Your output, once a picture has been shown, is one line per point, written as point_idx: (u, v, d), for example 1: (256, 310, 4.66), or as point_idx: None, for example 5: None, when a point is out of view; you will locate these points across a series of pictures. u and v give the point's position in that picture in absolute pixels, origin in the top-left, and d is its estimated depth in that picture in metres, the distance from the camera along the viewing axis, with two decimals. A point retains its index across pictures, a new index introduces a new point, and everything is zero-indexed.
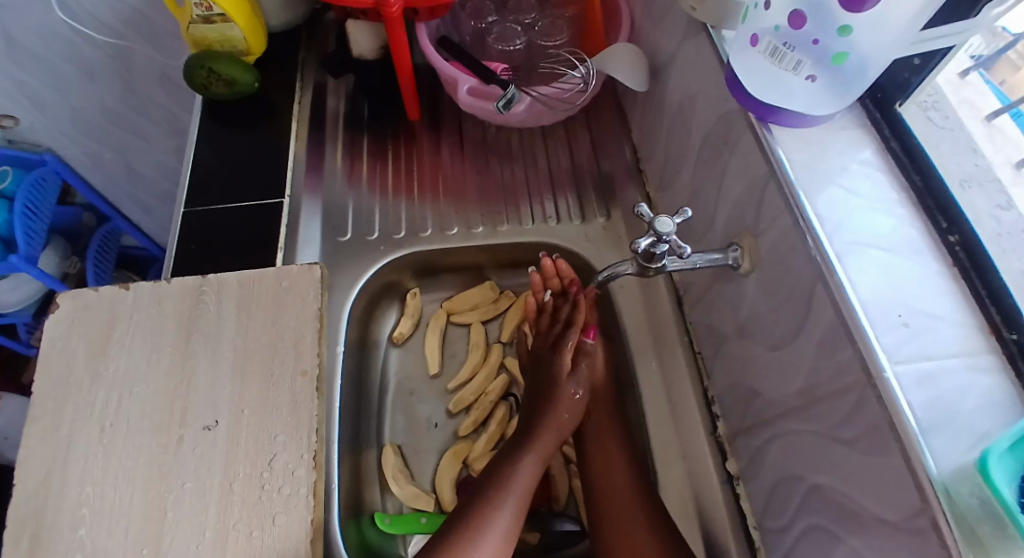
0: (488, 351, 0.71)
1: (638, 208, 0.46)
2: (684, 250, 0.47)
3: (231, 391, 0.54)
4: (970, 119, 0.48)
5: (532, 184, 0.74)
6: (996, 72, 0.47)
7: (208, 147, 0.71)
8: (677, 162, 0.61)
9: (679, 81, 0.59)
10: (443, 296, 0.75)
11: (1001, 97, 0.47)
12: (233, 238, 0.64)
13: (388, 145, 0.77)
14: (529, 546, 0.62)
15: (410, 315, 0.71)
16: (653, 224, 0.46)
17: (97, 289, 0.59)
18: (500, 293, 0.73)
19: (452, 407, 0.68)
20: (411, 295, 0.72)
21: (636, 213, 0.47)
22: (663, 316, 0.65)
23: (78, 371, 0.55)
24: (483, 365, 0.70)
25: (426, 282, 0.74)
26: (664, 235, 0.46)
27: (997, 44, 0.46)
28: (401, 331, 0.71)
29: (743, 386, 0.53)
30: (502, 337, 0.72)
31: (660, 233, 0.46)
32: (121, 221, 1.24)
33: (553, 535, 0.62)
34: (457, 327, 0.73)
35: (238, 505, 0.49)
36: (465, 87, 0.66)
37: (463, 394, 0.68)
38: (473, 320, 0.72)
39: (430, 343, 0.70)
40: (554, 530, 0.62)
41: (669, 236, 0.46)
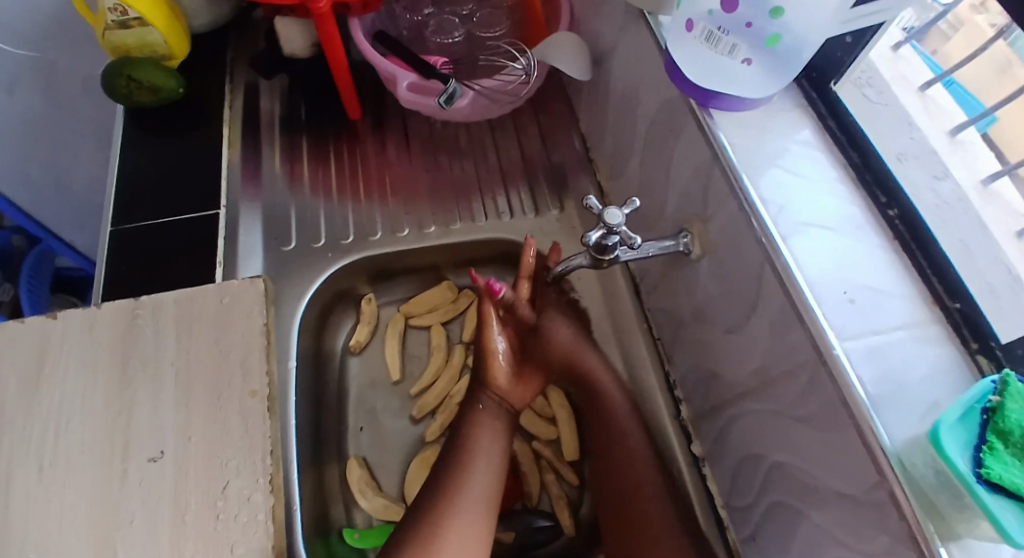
0: (451, 353, 0.70)
1: (586, 201, 0.45)
2: (636, 240, 0.47)
3: (175, 419, 0.51)
4: (905, 92, 0.49)
5: (483, 180, 0.72)
6: (928, 43, 0.48)
7: (137, 159, 0.67)
8: (625, 150, 0.61)
9: (621, 68, 0.58)
10: (399, 298, 0.73)
11: (934, 67, 0.48)
12: (171, 256, 0.61)
13: (330, 147, 0.74)
14: (504, 545, 0.61)
15: (366, 322, 0.69)
16: (603, 216, 0.45)
17: (23, 319, 0.55)
18: (459, 292, 0.72)
19: (416, 413, 0.67)
20: (366, 300, 0.70)
21: (586, 205, 0.46)
22: (623, 306, 0.65)
23: (7, 409, 0.51)
24: (445, 366, 0.69)
25: (381, 286, 0.72)
26: (614, 226, 0.45)
27: (928, 16, 0.46)
28: (359, 338, 0.69)
29: (702, 369, 0.54)
30: (463, 336, 0.71)
31: (610, 224, 0.46)
32: (54, 242, 1.17)
33: (528, 534, 0.61)
34: (417, 330, 0.71)
35: (193, 537, 0.47)
36: (405, 83, 0.64)
37: (427, 398, 0.67)
38: (432, 322, 0.70)
39: (390, 349, 0.69)
40: (529, 529, 0.61)
41: (620, 227, 0.46)
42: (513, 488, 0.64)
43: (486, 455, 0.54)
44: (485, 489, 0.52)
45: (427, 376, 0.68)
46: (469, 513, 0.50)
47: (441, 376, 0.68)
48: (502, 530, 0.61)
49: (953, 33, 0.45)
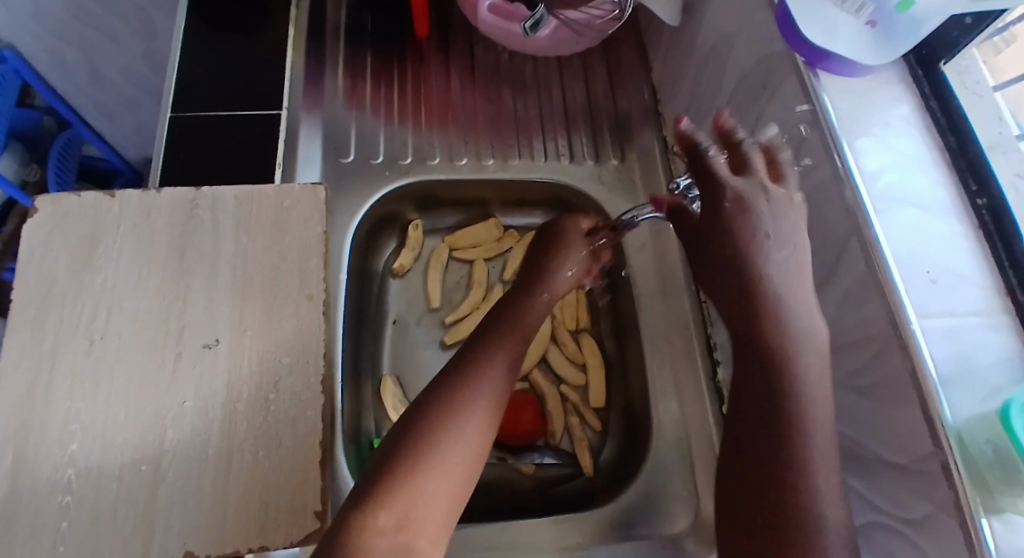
0: (489, 290, 0.70)
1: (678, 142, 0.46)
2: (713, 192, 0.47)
3: (231, 309, 0.52)
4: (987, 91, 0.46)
5: (546, 119, 0.71)
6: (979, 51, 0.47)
7: (199, 49, 0.65)
8: (702, 105, 0.60)
9: (715, 18, 0.56)
10: (445, 228, 0.72)
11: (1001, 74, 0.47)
12: (228, 152, 0.60)
13: (393, 64, 0.72)
14: (524, 475, 0.63)
15: (411, 248, 0.69)
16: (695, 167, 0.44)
17: (80, 194, 0.54)
18: (504, 231, 0.71)
19: (447, 340, 0.67)
20: (413, 227, 0.70)
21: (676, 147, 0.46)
22: (673, 265, 0.65)
23: (61, 281, 0.51)
24: (482, 302, 0.69)
25: (428, 214, 0.72)
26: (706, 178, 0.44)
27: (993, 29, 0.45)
28: (403, 263, 0.69)
29: None
30: (503, 276, 0.71)
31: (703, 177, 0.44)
32: (84, 129, 1.16)
33: (547, 471, 0.64)
34: (459, 263, 0.71)
35: (244, 425, 0.48)
36: (487, 4, 0.63)
37: (460, 328, 0.67)
38: (476, 257, 0.70)
39: (432, 277, 0.69)
40: (547, 465, 0.64)
41: None
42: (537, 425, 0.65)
43: (471, 424, 0.40)
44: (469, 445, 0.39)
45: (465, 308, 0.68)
46: (442, 474, 0.37)
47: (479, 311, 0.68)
48: (524, 461, 0.64)
49: (1006, 47, 0.46)
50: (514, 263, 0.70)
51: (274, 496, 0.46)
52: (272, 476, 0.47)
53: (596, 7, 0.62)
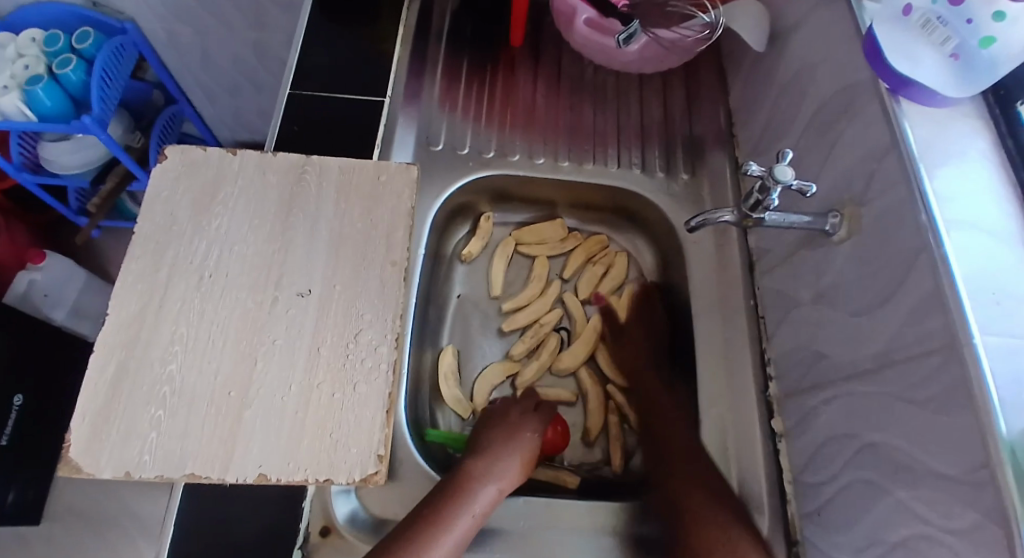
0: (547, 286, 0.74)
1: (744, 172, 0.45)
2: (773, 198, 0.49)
3: (325, 264, 0.57)
4: None
5: (622, 130, 0.75)
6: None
7: (317, 38, 0.73)
8: (777, 129, 0.63)
9: (799, 48, 0.60)
10: (514, 223, 0.77)
11: None
12: (335, 129, 0.67)
13: (486, 65, 0.77)
14: (570, 489, 0.63)
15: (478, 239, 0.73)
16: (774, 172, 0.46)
17: (205, 148, 0.61)
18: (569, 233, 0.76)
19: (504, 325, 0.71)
20: (485, 217, 0.74)
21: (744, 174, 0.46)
22: (732, 276, 0.66)
23: (181, 222, 0.57)
24: (540, 297, 0.72)
25: (500, 207, 0.76)
26: (783, 182, 0.46)
27: None
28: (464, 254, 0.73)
29: (808, 349, 0.56)
30: (563, 274, 0.74)
31: (780, 181, 0.46)
32: (187, 107, 1.27)
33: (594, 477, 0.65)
34: (523, 257, 0.75)
35: (324, 367, 0.53)
36: (584, 18, 0.69)
37: (518, 316, 0.71)
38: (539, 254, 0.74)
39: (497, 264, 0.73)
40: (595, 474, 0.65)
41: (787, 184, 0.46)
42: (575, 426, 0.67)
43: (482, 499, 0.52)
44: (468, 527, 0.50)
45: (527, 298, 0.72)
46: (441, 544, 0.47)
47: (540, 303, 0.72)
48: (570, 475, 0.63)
49: None
50: (575, 264, 0.74)
51: (344, 433, 0.50)
52: (345, 417, 0.51)
53: (688, 27, 0.68)
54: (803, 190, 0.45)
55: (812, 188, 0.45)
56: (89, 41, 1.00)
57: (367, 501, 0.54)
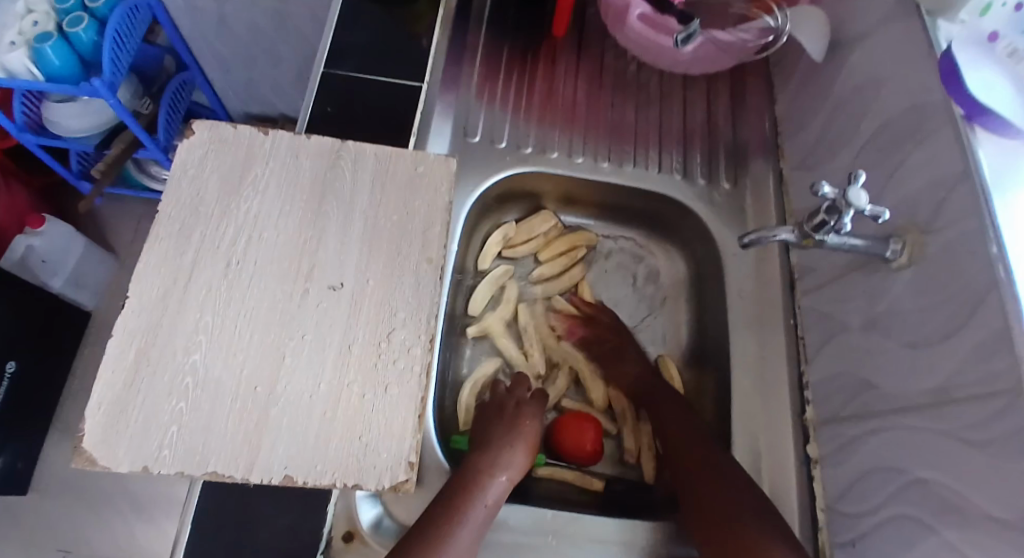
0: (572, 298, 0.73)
1: (818, 191, 0.44)
2: (843, 225, 0.47)
3: (359, 257, 0.54)
4: None
5: (665, 132, 0.72)
6: None
7: (355, 16, 0.69)
8: (833, 145, 0.61)
9: (863, 63, 0.58)
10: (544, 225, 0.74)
11: None
12: (372, 115, 0.64)
13: (527, 57, 0.74)
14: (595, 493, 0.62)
15: (500, 238, 0.70)
16: (849, 195, 0.45)
17: (236, 126, 0.58)
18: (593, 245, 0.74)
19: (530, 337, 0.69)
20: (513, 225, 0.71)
21: (817, 194, 0.45)
22: (772, 295, 0.64)
23: (208, 203, 0.54)
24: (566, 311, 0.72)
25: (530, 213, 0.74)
26: (857, 207, 0.45)
27: None
28: (485, 258, 0.70)
29: (854, 376, 0.54)
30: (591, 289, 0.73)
31: (852, 205, 0.45)
32: (199, 74, 1.22)
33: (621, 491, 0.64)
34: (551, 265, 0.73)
35: (355, 367, 0.50)
36: (637, 13, 0.66)
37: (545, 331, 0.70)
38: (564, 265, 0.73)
39: (480, 294, 0.69)
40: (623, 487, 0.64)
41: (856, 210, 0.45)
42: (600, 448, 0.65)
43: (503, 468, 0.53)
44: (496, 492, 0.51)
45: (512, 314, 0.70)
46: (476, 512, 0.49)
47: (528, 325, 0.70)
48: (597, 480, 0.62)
49: None
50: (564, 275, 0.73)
51: (371, 436, 0.48)
52: (374, 420, 0.48)
53: (748, 30, 0.68)
54: (876, 217, 0.44)
55: (885, 216, 0.44)
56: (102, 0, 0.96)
57: (392, 509, 0.52)
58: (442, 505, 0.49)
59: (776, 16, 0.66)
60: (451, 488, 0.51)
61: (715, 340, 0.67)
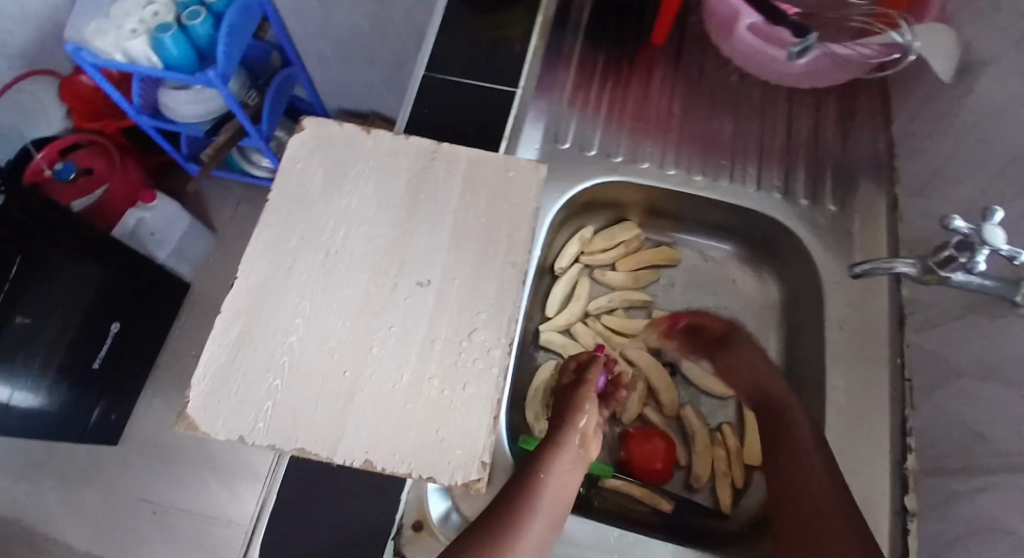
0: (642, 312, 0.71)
1: (948, 225, 0.40)
2: (976, 264, 0.43)
3: (446, 257, 0.55)
4: None
5: (765, 147, 0.69)
6: None
7: (456, 20, 0.70)
8: (958, 172, 0.56)
9: (999, 84, 0.53)
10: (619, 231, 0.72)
11: None
12: (468, 117, 0.65)
13: (625, 63, 0.73)
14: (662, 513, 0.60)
15: (578, 240, 0.70)
16: (984, 234, 0.40)
17: (341, 123, 0.60)
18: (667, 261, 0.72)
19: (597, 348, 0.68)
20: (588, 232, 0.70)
21: (947, 228, 0.41)
22: (877, 330, 0.60)
23: (311, 194, 0.57)
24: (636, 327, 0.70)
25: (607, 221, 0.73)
26: (993, 246, 0.40)
27: None
28: (563, 259, 0.70)
29: (964, 425, 0.50)
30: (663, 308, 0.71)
31: (987, 243, 0.40)
32: (301, 72, 1.28)
33: (690, 517, 0.61)
34: (621, 276, 0.71)
35: (436, 363, 0.51)
36: (747, 22, 0.65)
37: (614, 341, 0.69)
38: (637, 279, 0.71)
39: (560, 288, 0.69)
40: (693, 512, 0.61)
41: (992, 249, 0.41)
42: (666, 471, 0.62)
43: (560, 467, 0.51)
44: (555, 496, 0.49)
45: (574, 330, 0.69)
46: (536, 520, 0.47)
47: (592, 345, 0.69)
48: (667, 499, 0.60)
49: None
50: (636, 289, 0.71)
51: (450, 433, 0.48)
52: (451, 418, 0.49)
53: (868, 45, 0.64)
54: (1013, 258, 0.40)
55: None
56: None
57: (460, 504, 0.53)
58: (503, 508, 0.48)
59: (901, 31, 0.61)
60: (508, 491, 0.50)
61: (806, 371, 0.63)
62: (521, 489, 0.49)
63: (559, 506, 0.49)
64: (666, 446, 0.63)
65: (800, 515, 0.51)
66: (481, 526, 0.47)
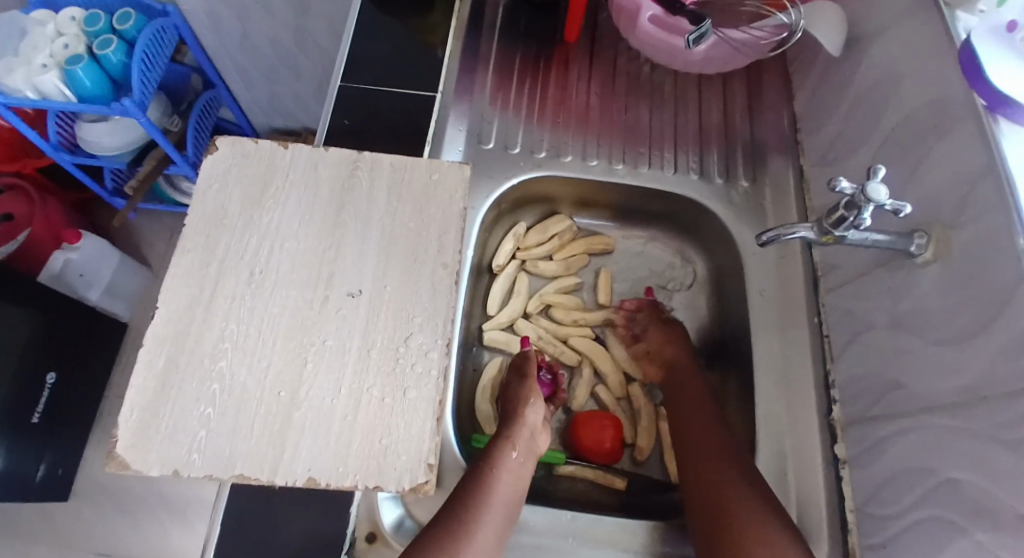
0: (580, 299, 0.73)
1: (835, 187, 0.43)
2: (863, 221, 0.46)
3: (374, 264, 0.55)
4: None
5: (680, 132, 0.72)
6: None
7: (367, 30, 0.71)
8: (854, 140, 0.60)
9: (880, 57, 0.57)
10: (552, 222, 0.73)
11: None
12: (388, 124, 0.65)
13: (540, 62, 0.75)
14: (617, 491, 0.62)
15: (513, 237, 0.71)
16: (867, 192, 0.43)
17: (257, 141, 0.60)
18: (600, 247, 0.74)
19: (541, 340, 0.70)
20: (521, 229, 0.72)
21: (834, 191, 0.44)
22: (797, 295, 0.63)
23: (232, 215, 0.56)
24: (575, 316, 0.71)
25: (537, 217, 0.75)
26: (877, 202, 0.43)
27: None
28: (500, 257, 0.70)
29: (880, 374, 0.53)
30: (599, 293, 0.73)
31: (871, 200, 0.44)
32: (225, 92, 1.26)
33: (642, 492, 0.63)
34: (557, 266, 0.73)
35: (374, 370, 0.51)
36: (647, 14, 0.66)
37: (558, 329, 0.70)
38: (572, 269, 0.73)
39: (498, 286, 0.70)
40: (643, 487, 0.63)
41: (876, 204, 0.44)
42: (613, 452, 0.63)
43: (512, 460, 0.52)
44: (509, 490, 0.50)
45: (516, 326, 0.70)
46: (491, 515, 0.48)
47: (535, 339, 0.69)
48: (619, 478, 0.62)
49: None
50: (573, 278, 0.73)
51: (394, 441, 0.48)
52: (394, 423, 0.49)
53: (762, 28, 0.67)
54: (897, 210, 0.43)
55: (907, 209, 0.43)
56: (131, 22, 0.99)
57: (413, 509, 0.53)
58: (458, 505, 0.48)
59: (787, 13, 0.65)
60: (462, 487, 0.50)
61: (737, 340, 0.66)
62: (475, 485, 0.50)
63: (513, 499, 0.50)
64: (613, 427, 0.64)
65: (744, 480, 0.53)
66: (437, 525, 0.47)
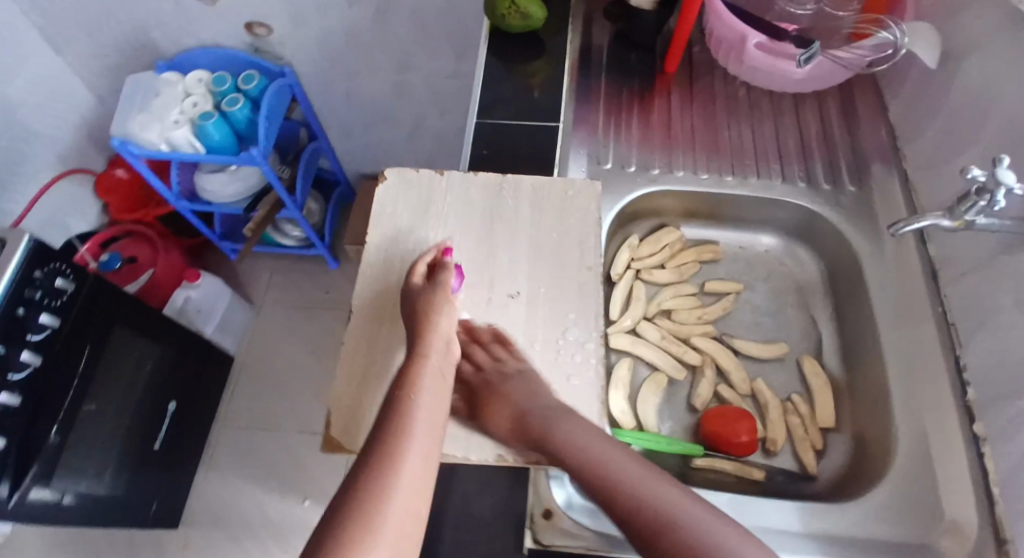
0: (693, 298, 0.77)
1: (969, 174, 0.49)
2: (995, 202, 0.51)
3: (528, 269, 0.62)
4: None
5: (782, 146, 0.78)
6: None
7: (496, 73, 0.80)
8: (960, 145, 0.65)
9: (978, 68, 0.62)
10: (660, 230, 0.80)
11: None
12: (522, 150, 0.73)
13: (644, 90, 0.82)
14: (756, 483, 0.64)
15: (629, 248, 0.76)
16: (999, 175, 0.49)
17: (418, 170, 0.68)
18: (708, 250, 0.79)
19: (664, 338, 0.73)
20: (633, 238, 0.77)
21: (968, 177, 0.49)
22: (915, 289, 0.67)
23: (403, 231, 0.64)
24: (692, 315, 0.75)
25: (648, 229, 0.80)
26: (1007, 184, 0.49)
27: None
28: (618, 265, 0.76)
29: (1013, 353, 0.56)
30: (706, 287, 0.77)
31: (1003, 183, 0.49)
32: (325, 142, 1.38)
33: (779, 482, 0.65)
34: (670, 272, 0.77)
35: (541, 359, 0.57)
36: (755, 42, 0.75)
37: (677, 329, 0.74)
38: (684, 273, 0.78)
39: (617, 293, 0.75)
40: (778, 477, 0.65)
41: (1006, 186, 0.49)
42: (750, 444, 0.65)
43: (423, 404, 0.48)
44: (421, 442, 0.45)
45: (640, 329, 0.73)
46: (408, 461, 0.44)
47: (659, 340, 0.72)
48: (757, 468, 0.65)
49: None
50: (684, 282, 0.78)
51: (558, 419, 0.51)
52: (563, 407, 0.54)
53: (863, 47, 0.74)
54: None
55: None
56: (254, 82, 1.10)
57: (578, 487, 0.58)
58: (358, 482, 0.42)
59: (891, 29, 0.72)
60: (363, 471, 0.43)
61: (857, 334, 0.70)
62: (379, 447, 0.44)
63: (424, 479, 0.43)
64: (748, 420, 0.66)
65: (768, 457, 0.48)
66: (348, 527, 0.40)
